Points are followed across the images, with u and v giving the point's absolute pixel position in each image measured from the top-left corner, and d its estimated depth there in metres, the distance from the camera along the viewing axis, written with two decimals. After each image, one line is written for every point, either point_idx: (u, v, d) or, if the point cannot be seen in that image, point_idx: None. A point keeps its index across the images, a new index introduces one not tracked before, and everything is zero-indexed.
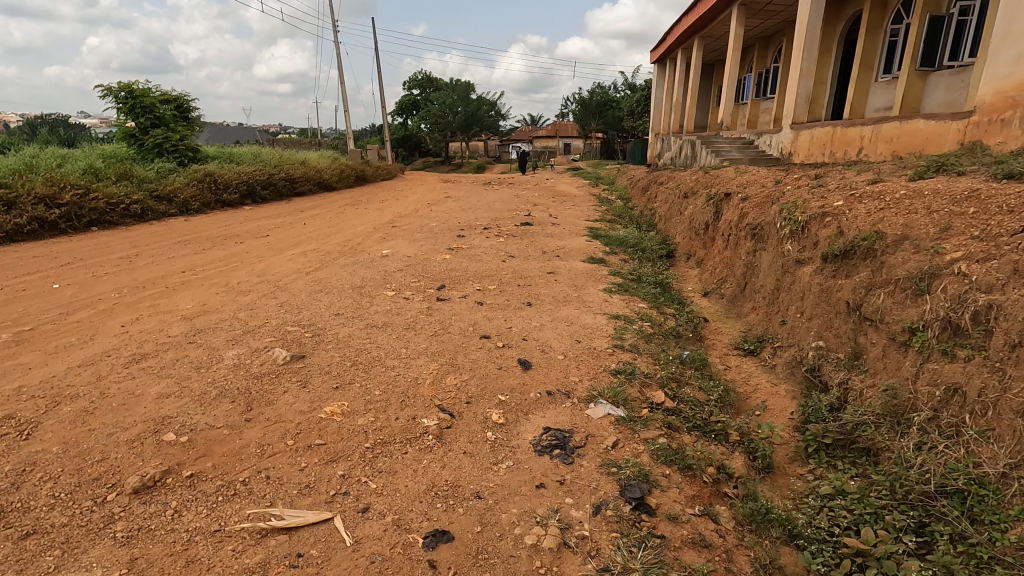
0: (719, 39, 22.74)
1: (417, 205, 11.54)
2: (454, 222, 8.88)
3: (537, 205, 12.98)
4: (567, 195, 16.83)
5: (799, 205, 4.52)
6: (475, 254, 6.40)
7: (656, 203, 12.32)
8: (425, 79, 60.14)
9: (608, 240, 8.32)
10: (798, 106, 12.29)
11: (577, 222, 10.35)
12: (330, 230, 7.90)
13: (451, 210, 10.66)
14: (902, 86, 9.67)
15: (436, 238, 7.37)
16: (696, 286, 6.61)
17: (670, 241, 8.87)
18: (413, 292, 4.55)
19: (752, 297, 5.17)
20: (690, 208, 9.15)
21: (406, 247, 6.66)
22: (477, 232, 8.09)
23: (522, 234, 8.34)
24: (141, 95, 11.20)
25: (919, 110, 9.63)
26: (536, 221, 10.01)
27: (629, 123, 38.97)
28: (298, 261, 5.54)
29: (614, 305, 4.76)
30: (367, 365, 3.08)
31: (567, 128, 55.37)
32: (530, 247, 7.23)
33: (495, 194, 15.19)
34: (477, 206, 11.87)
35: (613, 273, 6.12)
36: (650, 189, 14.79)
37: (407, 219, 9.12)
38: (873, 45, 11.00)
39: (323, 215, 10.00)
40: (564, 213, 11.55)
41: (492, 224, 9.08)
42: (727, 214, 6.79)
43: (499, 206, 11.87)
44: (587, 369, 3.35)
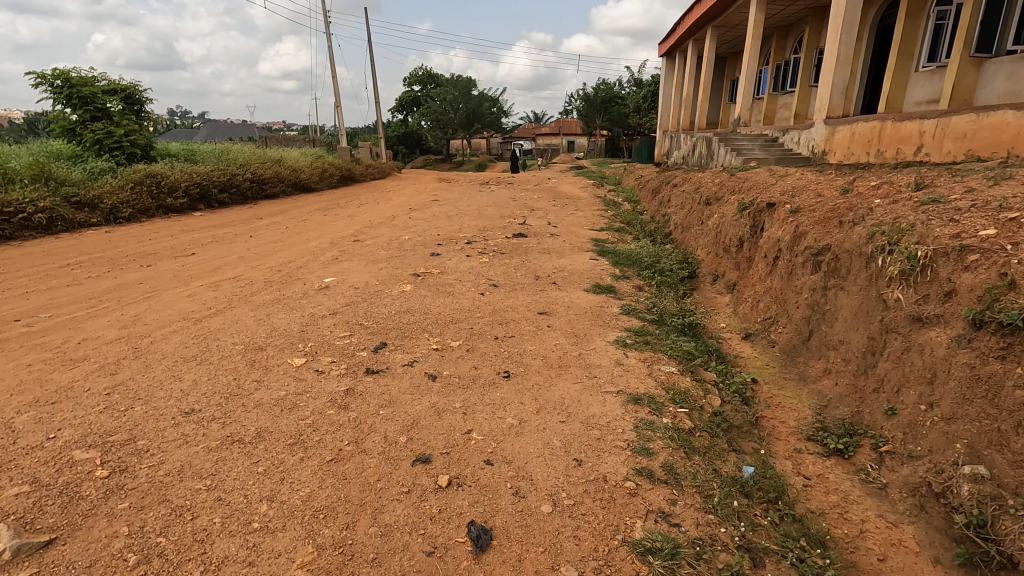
0: (735, 28, 21.14)
1: (398, 210, 10.08)
2: (432, 234, 7.41)
3: (534, 210, 11.48)
4: (569, 197, 15.36)
5: (917, 233, 3.02)
6: (447, 283, 4.94)
7: (670, 209, 10.80)
8: (426, 75, 58.70)
9: (617, 257, 6.84)
10: (833, 98, 10.73)
11: (580, 232, 8.86)
12: (275, 245, 6.45)
13: (435, 217, 9.20)
14: (950, 76, 7.94)
15: (405, 258, 5.93)
16: (732, 324, 5.12)
17: (691, 257, 7.40)
18: (338, 358, 3.08)
19: (824, 355, 3.68)
20: (715, 218, 7.65)
21: (360, 272, 5.20)
22: (457, 248, 6.62)
23: (513, 250, 6.86)
24: (79, 83, 9.76)
25: (969, 103, 7.86)
26: (532, 231, 8.54)
27: (636, 120, 37.36)
28: (200, 298, 4.10)
29: (630, 377, 3.24)
30: (175, 556, 1.62)
31: (571, 125, 53.78)
32: (520, 270, 5.76)
33: (488, 197, 13.68)
34: (466, 211, 10.39)
35: (625, 310, 4.66)
36: (661, 192, 13.27)
37: (378, 230, 7.65)
38: (912, 32, 9.29)
39: (284, 222, 8.58)
40: (565, 221, 10.05)
41: (478, 237, 7.59)
42: (773, 230, 5.30)
43: (492, 212, 10.40)
44: (590, 540, 1.87)
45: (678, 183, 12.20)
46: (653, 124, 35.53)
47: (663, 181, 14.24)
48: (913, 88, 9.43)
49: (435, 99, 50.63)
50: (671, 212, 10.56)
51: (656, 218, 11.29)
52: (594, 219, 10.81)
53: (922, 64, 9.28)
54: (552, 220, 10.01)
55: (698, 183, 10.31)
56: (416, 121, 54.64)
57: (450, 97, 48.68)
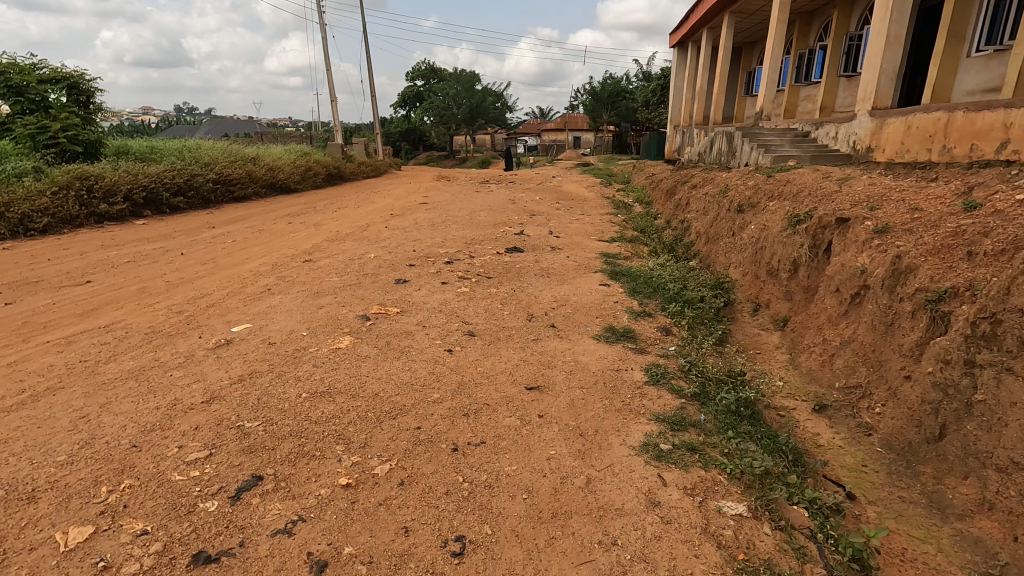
0: (754, 14, 19.63)
1: (378, 217, 8.75)
2: (406, 251, 6.06)
3: (535, 215, 10.11)
4: (575, 199, 14.00)
5: None
6: (405, 332, 3.59)
7: (690, 216, 9.40)
8: (429, 70, 57.42)
9: (634, 282, 5.46)
10: (882, 85, 9.23)
11: (587, 245, 7.49)
12: (201, 268, 5.12)
13: (418, 227, 7.85)
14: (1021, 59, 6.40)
15: (362, 288, 4.59)
16: (795, 385, 3.76)
17: (724, 279, 6.03)
18: (157, 521, 1.73)
19: (981, 478, 2.33)
20: (755, 230, 6.25)
21: (291, 314, 3.85)
22: (433, 272, 5.26)
23: (505, 273, 5.51)
24: (10, 70, 8.48)
25: None
26: (531, 244, 7.16)
27: (644, 115, 35.88)
28: (22, 369, 2.78)
29: (672, 543, 1.89)
30: None
31: (577, 120, 52.27)
32: (509, 304, 4.40)
33: (485, 200, 12.33)
34: (456, 217, 9.03)
35: (651, 373, 3.30)
36: (679, 193, 11.85)
37: (341, 245, 6.30)
38: (963, 9, 7.72)
39: (235, 233, 7.25)
40: (570, 229, 8.68)
41: (464, 254, 6.23)
42: (850, 257, 3.91)
43: (486, 218, 9.05)
44: None
45: (698, 184, 10.79)
46: (663, 119, 34.04)
47: (679, 182, 12.81)
48: (962, 75, 7.83)
49: (437, 94, 49.29)
50: (691, 220, 9.18)
51: (674, 226, 9.88)
52: (604, 226, 9.40)
53: (974, 48, 7.67)
54: (554, 228, 8.66)
55: (724, 185, 8.90)
56: (418, 117, 53.32)
57: (452, 92, 47.32)
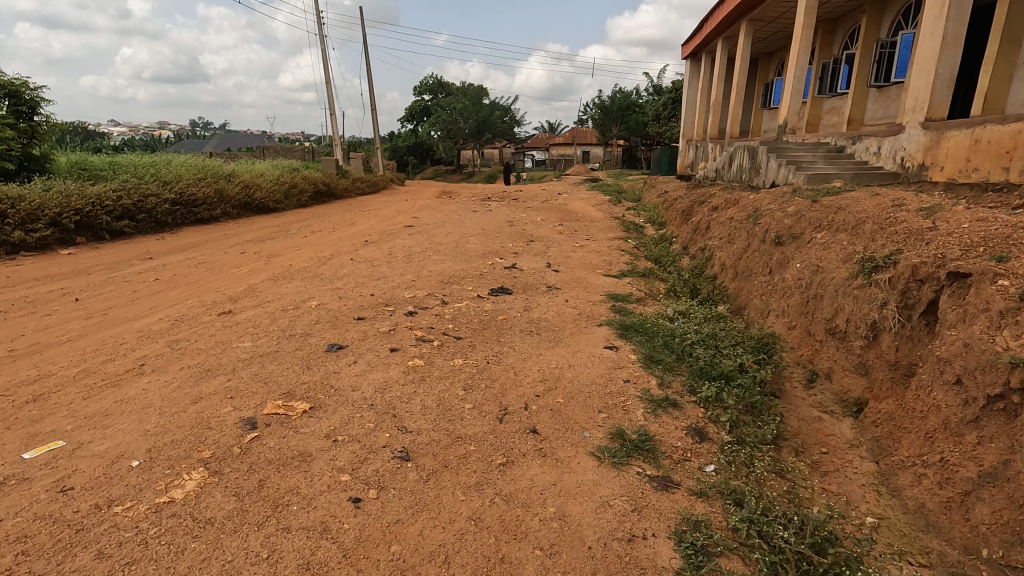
0: (773, 22, 18.40)
1: (348, 245, 7.55)
2: (361, 297, 4.84)
3: (534, 241, 8.87)
4: (581, 220, 12.78)
5: None
6: (301, 456, 2.34)
7: (713, 244, 8.11)
8: (437, 85, 56.93)
9: (649, 342, 4.18)
10: (938, 93, 7.87)
11: (591, 282, 6.20)
12: (78, 324, 3.92)
13: (391, 258, 6.62)
14: None
15: (278, 359, 3.36)
16: (903, 537, 2.47)
17: (764, 333, 4.75)
18: None
19: None
20: (802, 271, 4.94)
21: (143, 414, 2.63)
22: (385, 330, 4.01)
23: (482, 328, 4.25)
24: None
25: None
26: (523, 282, 5.89)
27: (655, 129, 34.74)
28: None
29: None
30: None
31: (586, 134, 51.29)
32: (476, 389, 3.13)
33: (480, 221, 11.14)
34: (440, 246, 7.80)
35: (684, 540, 2.04)
36: (697, 216, 10.57)
37: (283, 287, 5.09)
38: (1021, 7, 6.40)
39: (168, 267, 6.08)
40: (573, 260, 7.39)
41: (436, 299, 4.99)
42: (980, 336, 2.62)
43: (475, 247, 7.80)
44: None
45: (720, 207, 9.49)
46: (674, 133, 32.86)
47: (697, 203, 11.51)
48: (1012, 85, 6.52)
49: (444, 108, 48.58)
50: (716, 250, 7.87)
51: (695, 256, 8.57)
52: (613, 255, 8.11)
53: None
54: (552, 258, 7.42)
55: (753, 209, 7.61)
56: (425, 132, 52.67)
57: (459, 106, 46.57)
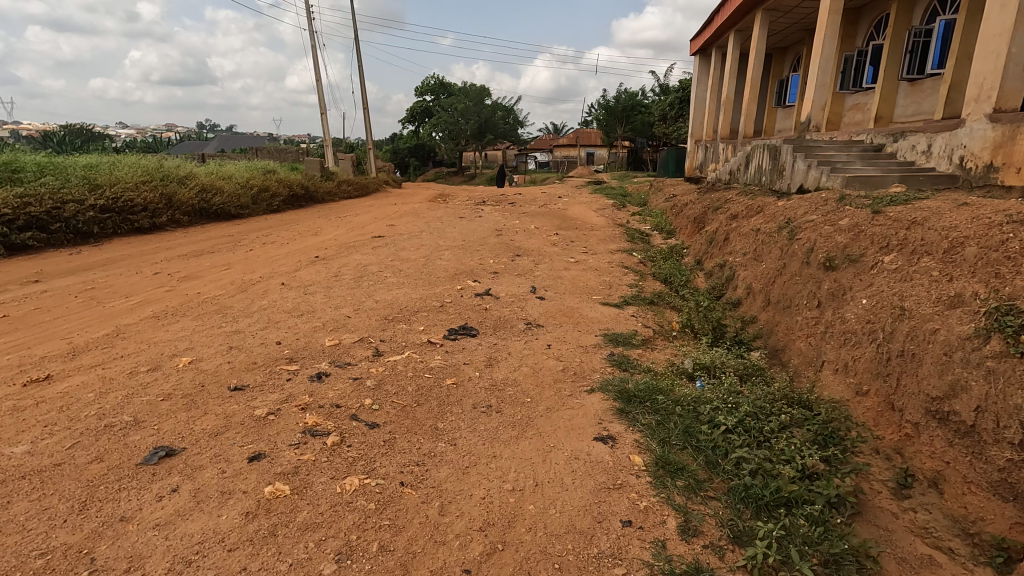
0: (790, 12, 16.96)
1: (292, 262, 6.24)
2: (260, 347, 3.51)
3: (521, 256, 7.51)
4: (580, 228, 11.42)
5: None
6: None
7: (736, 262, 6.73)
8: (439, 85, 55.80)
9: (663, 427, 2.82)
10: (1010, 76, 6.44)
11: (584, 316, 4.84)
12: None
13: (333, 282, 5.29)
14: None
15: (45, 486, 2.03)
16: None
17: (822, 403, 3.40)
18: None
19: None
20: (874, 312, 3.58)
21: None
22: (265, 411, 2.67)
23: (414, 401, 2.91)
24: None
25: None
26: (493, 318, 4.55)
27: (661, 129, 33.34)
28: None
29: None
30: None
31: (590, 135, 49.92)
32: (361, 554, 1.79)
33: (464, 230, 9.80)
34: (405, 263, 6.47)
35: None
36: (713, 224, 9.19)
37: (162, 329, 3.77)
38: None
39: (43, 294, 4.78)
40: (564, 282, 6.04)
41: (368, 348, 3.65)
42: None
43: (446, 265, 6.46)
44: None
45: (741, 215, 8.11)
46: (682, 134, 31.43)
47: (713, 209, 10.14)
48: None
49: (444, 109, 47.38)
50: (741, 269, 6.48)
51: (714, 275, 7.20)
52: (614, 274, 6.75)
53: None
54: (539, 279, 6.06)
55: (785, 220, 6.23)
56: (426, 133, 51.48)
57: (459, 106, 45.37)
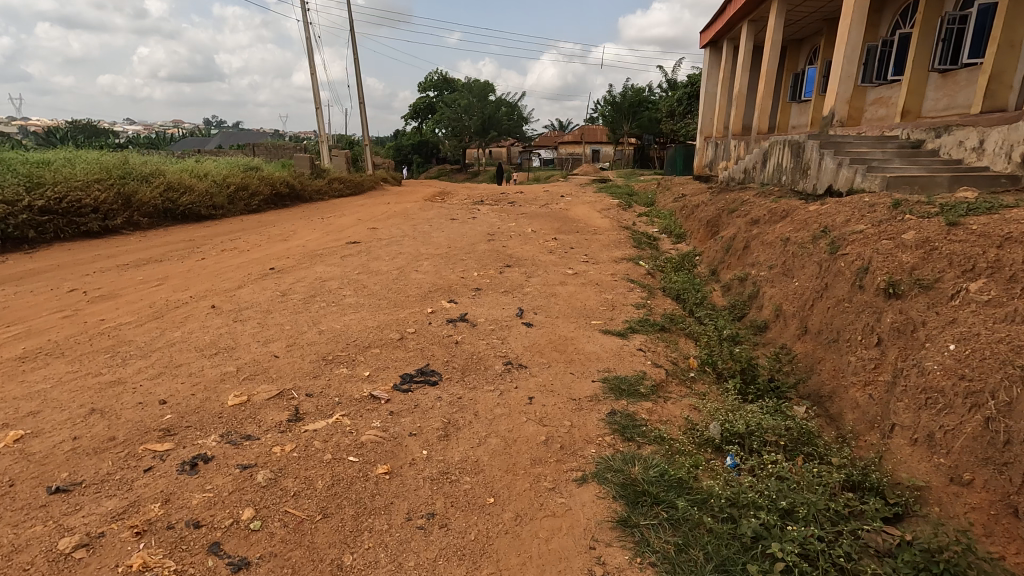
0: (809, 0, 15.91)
1: (238, 276, 5.32)
2: (132, 410, 2.59)
3: (511, 266, 6.58)
4: (581, 231, 10.46)
5: None
6: None
7: (761, 277, 5.76)
8: (442, 81, 54.85)
9: (688, 558, 1.89)
10: None
11: (579, 352, 3.90)
12: None
13: (275, 304, 4.37)
14: None
15: None
16: None
17: (906, 500, 2.47)
18: None
19: None
20: (973, 366, 2.65)
21: None
22: (72, 542, 1.73)
23: (319, 512, 1.98)
24: None
25: None
26: (464, 355, 3.61)
27: (669, 126, 32.27)
28: None
29: None
30: None
31: (596, 132, 48.86)
32: None
33: (451, 234, 8.87)
34: (373, 277, 5.57)
35: None
36: (729, 230, 8.21)
37: (15, 379, 2.86)
38: None
39: None
40: (558, 302, 5.09)
41: (285, 409, 2.72)
42: None
43: (421, 280, 5.53)
44: None
45: (763, 220, 7.15)
46: (690, 131, 30.36)
47: (728, 213, 9.16)
48: None
49: (447, 105, 46.45)
50: (768, 287, 5.52)
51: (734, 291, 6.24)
52: (616, 289, 5.80)
53: None
54: (527, 299, 5.12)
55: (822, 229, 5.25)
56: (428, 129, 50.53)
57: (462, 102, 44.43)
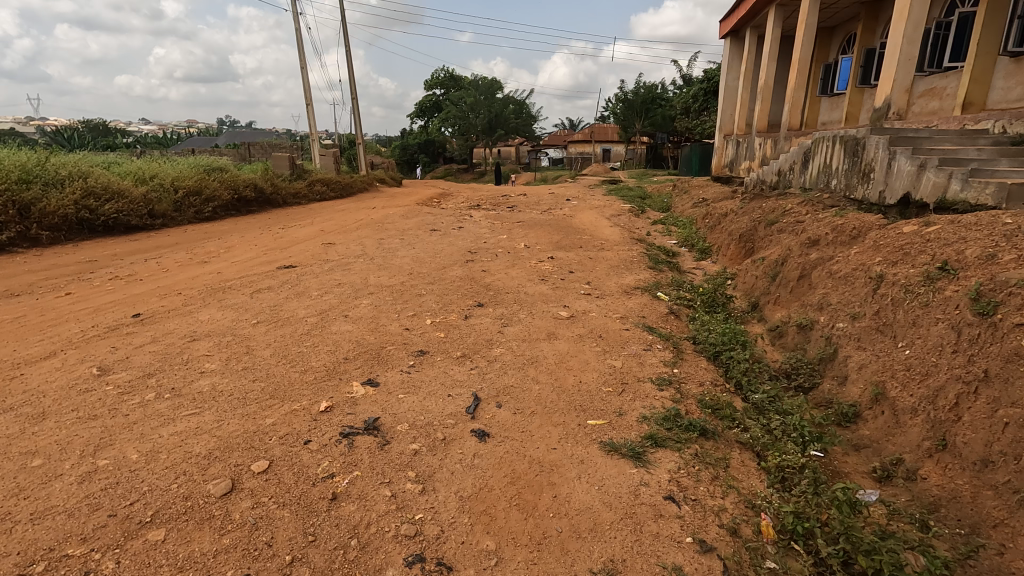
0: None
1: (72, 332, 3.66)
2: None
3: (483, 305, 4.86)
4: (585, 245, 8.72)
5: None
6: None
7: (841, 333, 3.97)
8: (449, 79, 53.34)
9: None
10: None
11: (560, 513, 2.16)
12: None
13: (65, 399, 2.69)
14: None
15: None
16: None
17: None
18: None
19: None
20: None
21: None
22: None
23: None
24: None
25: None
26: (334, 540, 1.88)
27: (684, 123, 30.30)
28: None
29: None
30: None
31: (607, 131, 46.97)
32: None
33: (423, 252, 7.18)
34: (276, 330, 3.87)
35: None
36: (773, 252, 6.41)
37: None
38: None
39: None
40: (539, 379, 3.34)
41: None
42: None
43: (343, 337, 3.82)
44: None
45: (826, 242, 5.37)
46: (707, 128, 28.37)
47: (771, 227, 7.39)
48: None
49: (451, 102, 44.78)
50: (854, 351, 3.74)
51: (796, 348, 4.45)
52: (628, 347, 4.03)
53: None
54: (490, 371, 3.40)
55: (941, 267, 3.55)
56: (434, 128, 48.96)
57: (468, 100, 42.79)
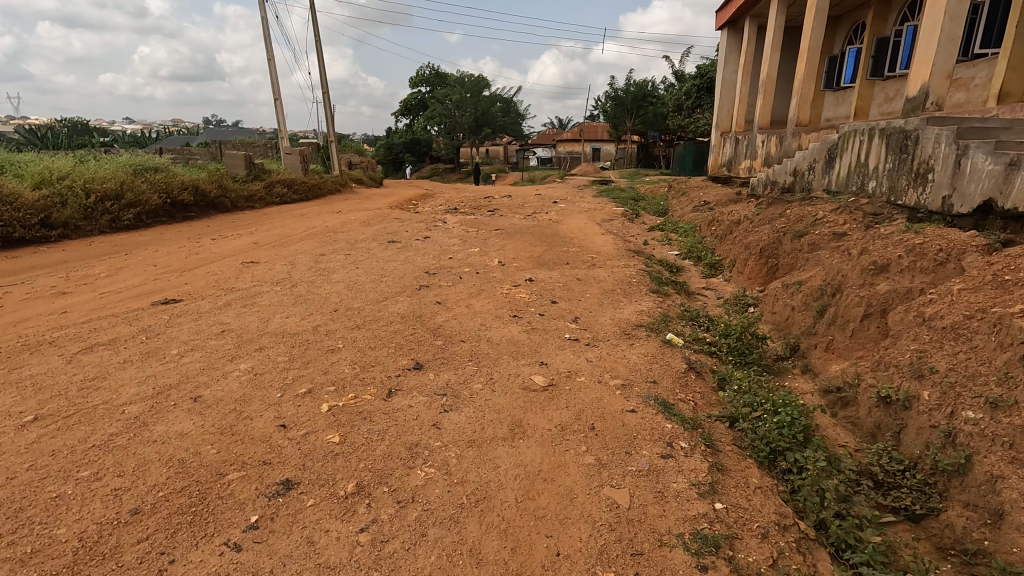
0: None
1: None
2: None
3: (421, 366, 3.36)
4: (572, 260, 7.25)
5: None
6: None
7: (976, 432, 2.49)
8: (434, 76, 51.75)
9: None
10: None
11: None
12: None
13: None
14: None
15: None
16: None
17: None
18: None
19: None
20: None
21: None
22: None
23: None
24: None
25: None
26: None
27: (676, 121, 28.92)
28: None
29: None
30: None
31: (596, 130, 45.71)
32: None
33: (366, 275, 5.66)
34: (53, 437, 2.34)
35: None
36: (814, 277, 4.96)
37: None
38: None
39: None
40: (482, 554, 1.85)
41: None
42: None
43: (166, 448, 2.29)
44: None
45: (902, 269, 3.93)
46: (701, 126, 27.06)
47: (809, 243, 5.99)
48: None
49: (436, 99, 43.13)
50: (1014, 472, 2.27)
51: (887, 439, 2.97)
52: (638, 454, 2.53)
53: None
54: (397, 529, 1.92)
55: None
56: (418, 126, 47.37)
57: (453, 97, 41.25)
